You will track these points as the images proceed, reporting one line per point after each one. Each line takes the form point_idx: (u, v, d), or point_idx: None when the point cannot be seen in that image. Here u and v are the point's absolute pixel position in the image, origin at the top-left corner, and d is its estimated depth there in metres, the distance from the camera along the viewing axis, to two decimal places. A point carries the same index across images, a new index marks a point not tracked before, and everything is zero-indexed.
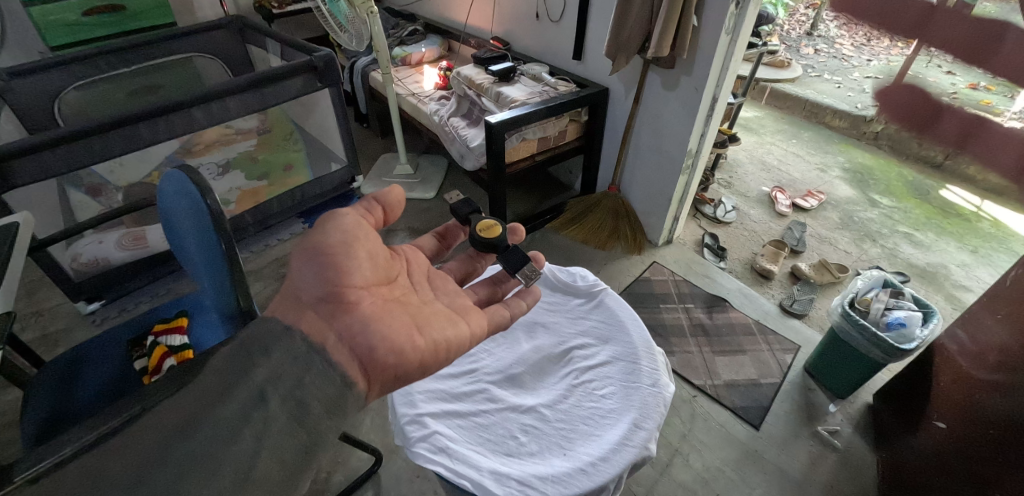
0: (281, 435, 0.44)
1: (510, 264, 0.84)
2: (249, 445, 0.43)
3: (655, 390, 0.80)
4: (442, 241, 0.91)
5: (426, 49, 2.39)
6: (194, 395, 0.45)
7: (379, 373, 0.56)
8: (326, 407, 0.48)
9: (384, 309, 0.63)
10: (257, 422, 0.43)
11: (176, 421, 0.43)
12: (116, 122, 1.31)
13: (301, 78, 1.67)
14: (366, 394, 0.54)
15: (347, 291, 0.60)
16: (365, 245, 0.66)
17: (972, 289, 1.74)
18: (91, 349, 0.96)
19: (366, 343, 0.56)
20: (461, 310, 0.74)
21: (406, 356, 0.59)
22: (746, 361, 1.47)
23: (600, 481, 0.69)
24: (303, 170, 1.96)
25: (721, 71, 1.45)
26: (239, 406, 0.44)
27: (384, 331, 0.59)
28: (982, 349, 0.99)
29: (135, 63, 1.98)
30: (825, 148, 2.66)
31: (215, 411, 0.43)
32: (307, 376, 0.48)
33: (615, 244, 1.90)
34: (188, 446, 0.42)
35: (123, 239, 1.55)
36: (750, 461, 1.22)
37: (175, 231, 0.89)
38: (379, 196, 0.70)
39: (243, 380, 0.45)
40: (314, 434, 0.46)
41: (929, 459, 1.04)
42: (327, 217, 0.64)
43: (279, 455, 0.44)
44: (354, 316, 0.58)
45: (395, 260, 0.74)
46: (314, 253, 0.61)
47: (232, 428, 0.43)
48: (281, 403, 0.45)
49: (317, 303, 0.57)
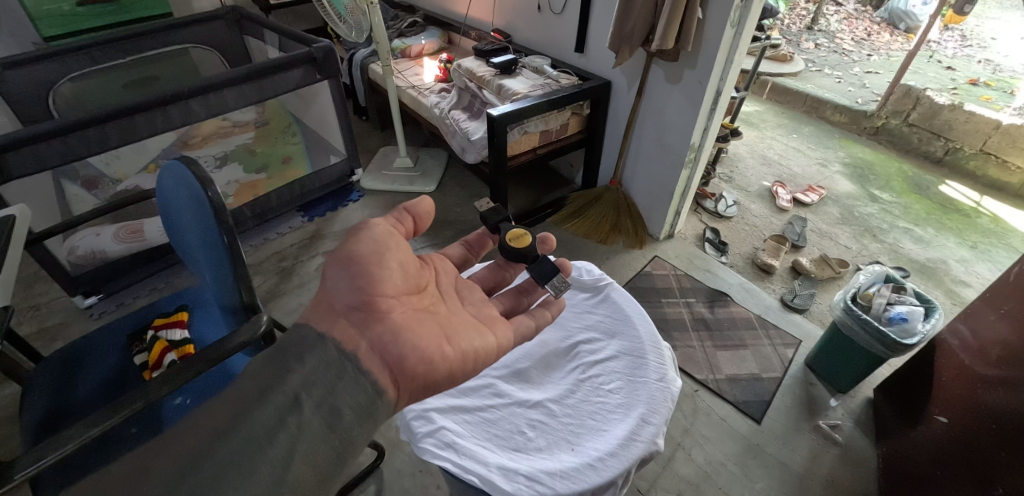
0: (314, 440, 0.46)
1: (540, 273, 0.83)
2: (285, 448, 0.45)
3: (662, 384, 0.80)
4: (470, 248, 0.90)
5: (426, 42, 2.36)
6: (235, 397, 0.48)
7: (408, 382, 0.57)
8: (357, 415, 0.50)
9: (415, 319, 0.63)
10: (292, 427, 0.46)
11: (214, 426, 0.46)
12: (114, 114, 1.29)
13: (301, 70, 1.64)
14: (394, 402, 0.56)
15: (379, 300, 0.60)
16: (396, 254, 0.65)
17: (972, 284, 1.74)
18: (90, 344, 0.95)
19: (396, 352, 0.57)
20: (489, 320, 0.74)
21: (436, 366, 0.60)
22: (748, 355, 1.47)
23: (608, 476, 0.68)
24: (302, 162, 1.94)
25: (726, 64, 1.43)
26: (275, 410, 0.46)
27: (415, 341, 0.59)
28: (984, 344, 0.99)
29: (131, 55, 1.95)
30: (826, 142, 2.65)
31: (253, 415, 0.46)
32: (339, 383, 0.51)
33: (617, 238, 1.90)
34: (227, 450, 0.44)
35: (120, 231, 1.53)
36: (752, 455, 1.23)
37: (176, 226, 0.87)
38: (410, 207, 0.70)
39: (279, 385, 0.48)
40: (346, 440, 0.48)
41: (929, 452, 1.04)
42: (359, 229, 0.64)
43: (313, 461, 0.46)
44: (385, 325, 0.59)
45: (426, 269, 0.73)
46: (346, 261, 0.61)
47: (268, 432, 0.45)
48: (314, 409, 0.48)
49: (350, 312, 0.58)
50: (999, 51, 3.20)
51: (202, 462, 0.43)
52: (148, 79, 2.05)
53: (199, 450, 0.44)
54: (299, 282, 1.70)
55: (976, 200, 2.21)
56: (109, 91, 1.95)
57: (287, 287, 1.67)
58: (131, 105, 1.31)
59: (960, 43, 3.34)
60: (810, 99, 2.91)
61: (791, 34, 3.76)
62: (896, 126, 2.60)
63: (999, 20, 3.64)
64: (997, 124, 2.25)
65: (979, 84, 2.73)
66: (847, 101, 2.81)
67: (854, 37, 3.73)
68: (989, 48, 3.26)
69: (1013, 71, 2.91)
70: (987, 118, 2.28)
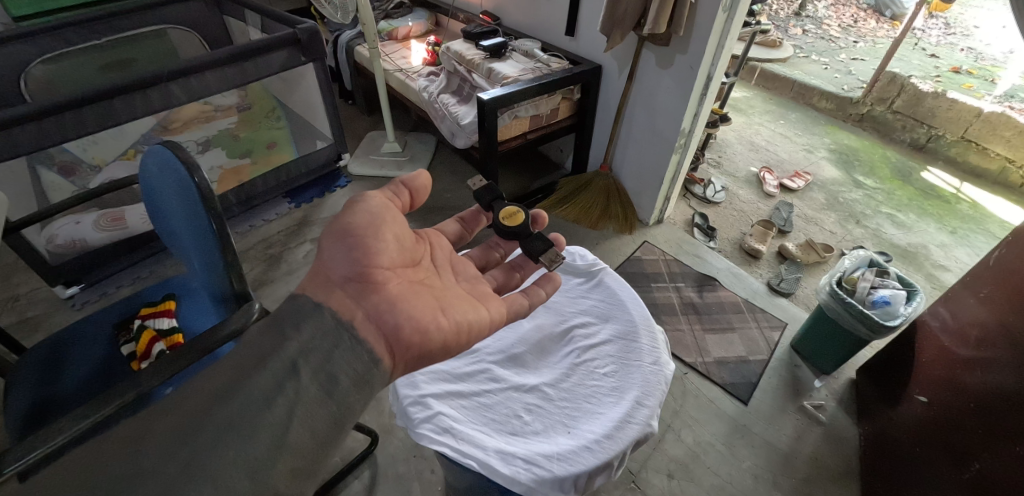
0: (312, 405, 0.46)
1: (534, 252, 0.82)
2: (283, 413, 0.45)
3: (656, 368, 0.82)
4: (463, 225, 0.89)
5: (413, 23, 2.31)
6: (232, 365, 0.47)
7: (404, 352, 0.57)
8: (354, 383, 0.50)
9: (409, 290, 0.63)
10: (290, 393, 0.46)
11: (213, 390, 0.45)
12: (92, 96, 1.24)
13: (285, 51, 1.60)
14: (390, 373, 0.56)
15: (374, 272, 0.61)
16: (391, 227, 0.65)
17: (950, 268, 1.80)
18: (75, 334, 0.93)
19: (392, 321, 0.57)
20: (482, 296, 0.74)
21: (430, 337, 0.60)
22: (736, 338, 1.50)
23: (605, 458, 0.69)
24: (288, 147, 1.90)
25: (718, 49, 1.43)
26: (272, 376, 0.46)
27: (410, 311, 0.60)
28: (964, 326, 1.03)
29: (107, 35, 1.88)
30: (812, 129, 2.68)
31: (251, 381, 0.45)
32: (337, 350, 0.50)
33: (607, 223, 1.90)
34: (227, 412, 0.43)
35: (100, 219, 1.48)
36: (739, 436, 1.26)
37: (161, 211, 0.85)
38: (406, 180, 0.71)
39: (277, 352, 0.48)
40: (344, 406, 0.49)
41: (911, 427, 1.08)
42: (355, 200, 0.64)
43: (311, 425, 0.46)
44: (380, 296, 0.59)
45: (421, 243, 0.74)
46: (342, 233, 0.61)
47: (266, 397, 0.45)
48: (311, 375, 0.48)
49: (345, 282, 0.58)
50: (981, 39, 3.25)
51: (200, 426, 0.42)
52: (126, 61, 1.96)
53: (197, 414, 0.43)
54: (287, 270, 1.67)
55: (957, 186, 2.27)
56: (85, 74, 1.87)
57: (276, 275, 1.65)
58: (108, 88, 1.26)
59: (945, 31, 3.38)
60: (798, 86, 2.93)
61: (779, 19, 3.76)
62: (880, 113, 2.64)
63: (983, 8, 3.69)
64: (978, 112, 2.30)
65: (961, 72, 2.78)
66: (834, 88, 2.83)
67: (840, 24, 3.74)
68: (972, 36, 3.31)
69: (994, 59, 2.96)
70: (969, 106, 2.33)
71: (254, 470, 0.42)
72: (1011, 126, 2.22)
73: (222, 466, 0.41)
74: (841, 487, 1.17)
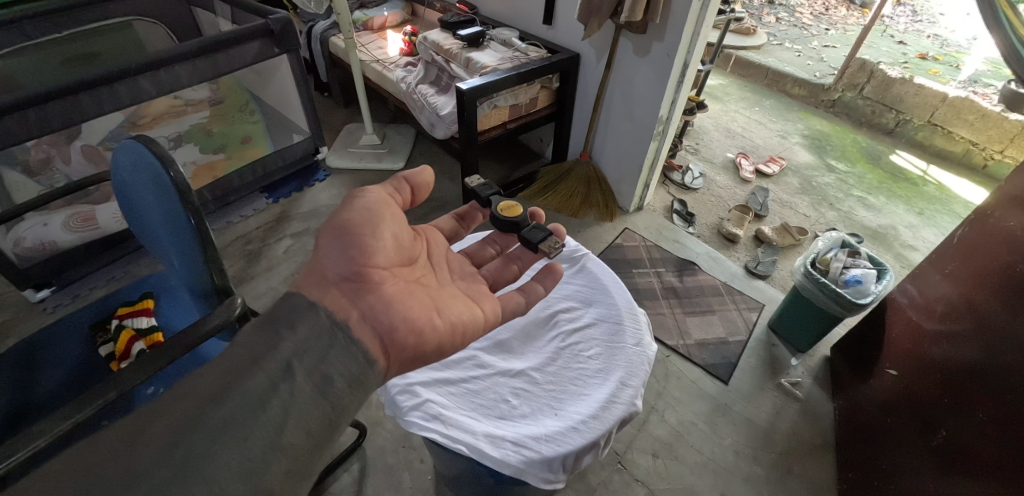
0: (307, 406, 0.47)
1: (532, 242, 0.84)
2: (277, 414, 0.45)
3: (639, 349, 0.84)
4: (460, 222, 0.90)
5: (388, 13, 2.27)
6: (225, 366, 0.46)
7: (398, 352, 0.58)
8: (348, 383, 0.51)
9: (405, 291, 0.64)
10: (284, 394, 0.46)
11: (207, 390, 0.44)
12: (55, 92, 1.19)
13: (257, 43, 1.55)
14: (385, 372, 0.56)
15: (370, 272, 0.61)
16: (389, 226, 0.66)
17: (918, 248, 1.88)
18: (50, 336, 0.90)
19: (387, 322, 0.58)
20: (477, 295, 0.74)
21: (425, 338, 0.61)
22: (715, 320, 1.55)
23: (591, 437, 0.71)
24: (263, 141, 1.86)
25: (693, 37, 1.45)
26: (267, 378, 0.46)
27: (405, 312, 0.60)
28: (930, 301, 1.08)
29: (66, 29, 1.80)
30: (787, 115, 2.75)
31: (246, 382, 0.45)
32: (331, 352, 0.51)
33: (588, 211, 1.92)
34: (223, 413, 0.43)
35: (70, 219, 1.44)
36: (720, 414, 1.30)
37: (134, 206, 0.83)
38: (409, 176, 0.70)
39: (270, 353, 0.48)
40: (338, 406, 0.49)
41: (883, 400, 1.13)
42: (353, 196, 0.65)
43: (305, 426, 0.46)
44: (376, 297, 0.60)
45: (417, 240, 0.74)
46: (339, 231, 0.61)
47: (260, 398, 0.45)
48: (306, 376, 0.48)
49: (341, 282, 0.58)
50: (947, 26, 3.36)
51: (193, 427, 0.42)
52: (88, 56, 1.88)
53: (191, 414, 0.43)
54: (268, 266, 1.65)
55: (924, 169, 2.36)
56: (46, 70, 1.79)
57: (256, 271, 1.62)
58: (72, 82, 1.21)
59: (912, 19, 3.48)
60: (771, 73, 2.98)
61: (754, 8, 3.81)
62: (851, 98, 2.71)
63: None
64: (944, 96, 2.39)
65: (928, 58, 2.88)
66: (807, 75, 2.90)
67: (812, 12, 3.82)
68: (938, 24, 3.41)
69: (958, 45, 3.07)
70: (935, 91, 2.41)
71: (248, 470, 0.42)
72: (974, 110, 2.32)
73: (217, 468, 0.41)
74: (817, 459, 1.23)
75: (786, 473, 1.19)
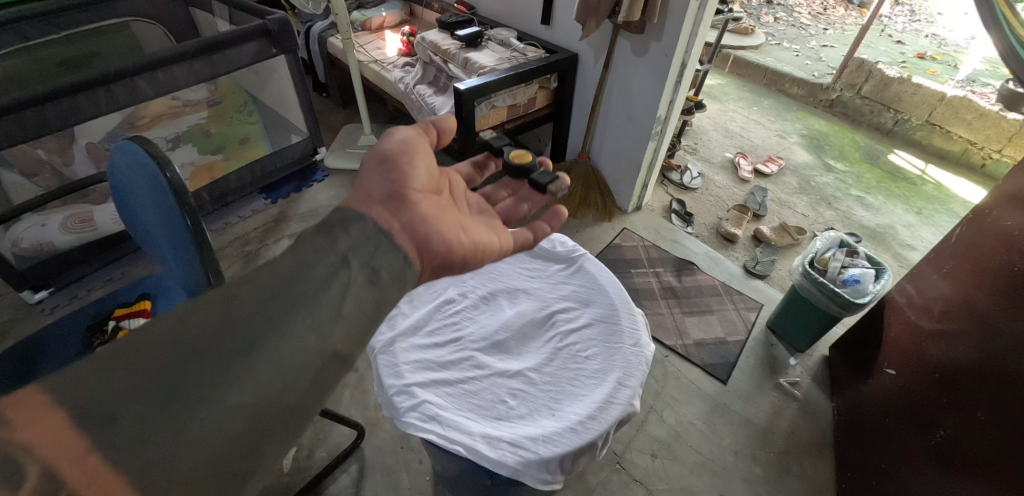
0: (361, 292, 0.49)
1: (540, 185, 0.84)
2: (337, 292, 0.47)
3: (636, 349, 0.84)
4: (476, 169, 0.88)
5: (387, 13, 2.27)
6: (286, 262, 0.48)
7: (431, 259, 0.58)
8: (392, 276, 0.52)
9: (439, 211, 0.64)
10: (344, 278, 0.48)
11: (268, 280, 0.46)
12: (52, 93, 1.19)
13: (255, 43, 1.55)
14: (420, 275, 0.57)
15: (408, 193, 0.61)
16: (423, 159, 0.65)
17: (916, 247, 1.88)
18: (46, 338, 0.90)
19: (423, 232, 0.58)
20: (498, 226, 0.74)
21: (454, 249, 0.61)
22: (714, 320, 1.55)
23: (589, 438, 0.71)
24: (261, 142, 1.85)
25: (691, 37, 1.45)
26: (326, 264, 0.48)
27: (438, 226, 0.61)
28: (928, 301, 1.08)
29: (65, 29, 1.81)
30: (785, 115, 2.75)
31: (308, 269, 0.47)
32: (380, 247, 0.53)
33: (586, 211, 1.92)
34: (289, 293, 0.45)
35: (69, 220, 1.44)
36: (719, 414, 1.30)
37: (131, 207, 0.82)
38: (436, 121, 0.69)
39: (329, 248, 0.50)
40: (385, 295, 0.51)
41: (881, 400, 1.13)
42: (388, 132, 0.65)
43: (360, 304, 0.48)
44: (413, 213, 0.59)
45: (444, 174, 0.74)
46: (380, 160, 0.61)
47: (323, 280, 0.47)
48: (360, 265, 0.50)
49: (383, 200, 0.58)
50: (945, 26, 3.37)
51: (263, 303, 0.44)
52: (86, 57, 1.88)
53: (245, 314, 0.43)
54: None
55: (922, 168, 2.36)
56: (44, 70, 1.79)
57: None
58: (69, 83, 1.21)
59: (910, 19, 3.48)
60: (770, 73, 2.98)
61: (752, 7, 3.81)
62: (850, 98, 2.72)
63: None
64: (942, 96, 2.39)
65: (926, 58, 2.88)
66: (805, 74, 2.90)
67: (810, 11, 3.82)
68: (936, 23, 3.42)
69: (956, 45, 3.08)
70: (932, 90, 2.41)
71: (316, 333, 0.44)
72: (972, 110, 2.32)
73: (284, 337, 0.42)
74: (815, 459, 1.23)
75: (784, 472, 1.19)
